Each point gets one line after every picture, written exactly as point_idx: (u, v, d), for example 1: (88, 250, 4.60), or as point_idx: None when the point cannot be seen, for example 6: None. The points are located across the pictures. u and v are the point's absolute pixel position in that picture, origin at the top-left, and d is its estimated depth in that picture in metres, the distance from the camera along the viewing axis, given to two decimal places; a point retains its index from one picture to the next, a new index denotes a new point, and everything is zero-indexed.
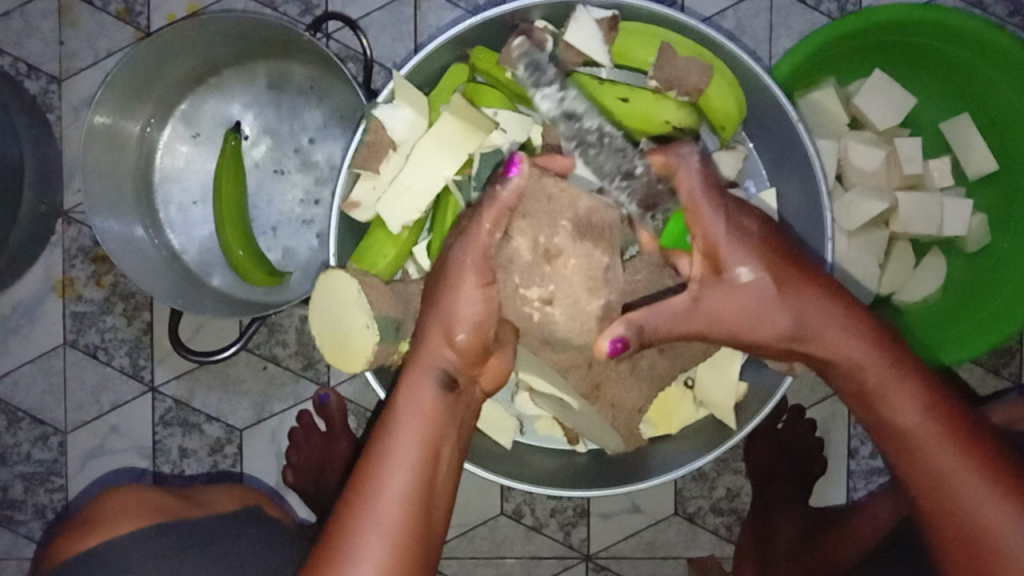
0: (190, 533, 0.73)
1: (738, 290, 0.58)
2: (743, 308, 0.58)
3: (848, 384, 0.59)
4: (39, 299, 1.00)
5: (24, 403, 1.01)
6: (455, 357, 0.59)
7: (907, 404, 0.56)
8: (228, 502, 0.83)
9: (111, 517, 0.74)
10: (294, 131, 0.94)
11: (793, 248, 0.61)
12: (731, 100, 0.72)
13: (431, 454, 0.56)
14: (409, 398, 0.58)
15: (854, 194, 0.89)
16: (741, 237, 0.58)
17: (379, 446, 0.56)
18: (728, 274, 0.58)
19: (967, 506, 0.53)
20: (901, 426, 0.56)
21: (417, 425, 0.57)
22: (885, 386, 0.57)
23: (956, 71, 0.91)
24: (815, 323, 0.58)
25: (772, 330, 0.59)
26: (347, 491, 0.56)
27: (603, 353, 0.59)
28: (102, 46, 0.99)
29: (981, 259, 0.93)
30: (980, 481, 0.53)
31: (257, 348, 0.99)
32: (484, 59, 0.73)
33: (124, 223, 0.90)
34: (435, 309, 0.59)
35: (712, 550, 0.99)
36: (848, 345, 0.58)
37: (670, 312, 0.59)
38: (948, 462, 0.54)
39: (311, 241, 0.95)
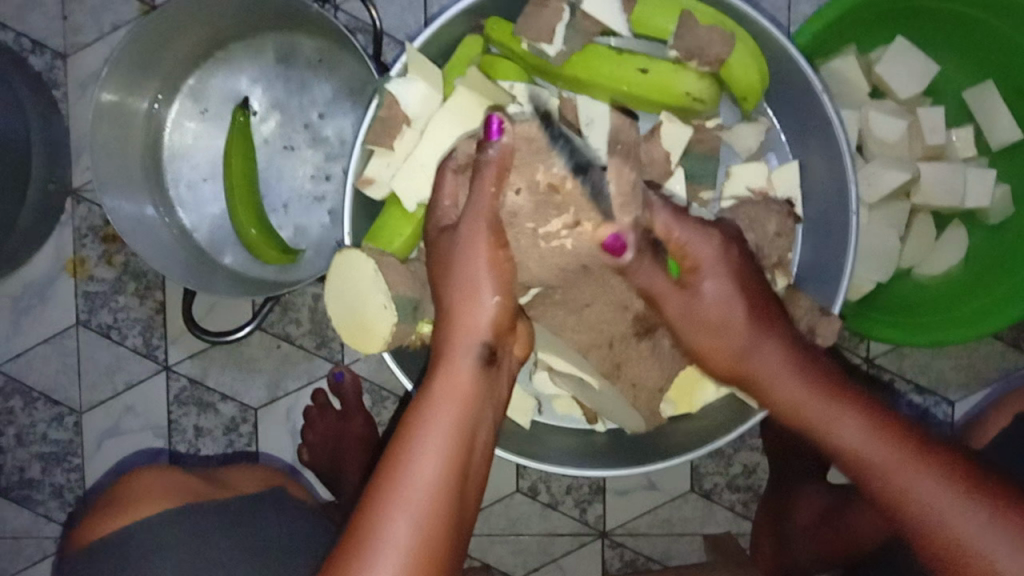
0: (216, 515, 0.73)
1: (702, 303, 0.61)
2: (711, 322, 0.61)
3: (788, 414, 0.60)
4: (51, 278, 1.00)
5: (39, 383, 1.01)
6: (491, 327, 0.59)
7: (846, 426, 0.57)
8: (251, 482, 0.83)
9: (139, 497, 0.74)
10: (304, 105, 0.93)
11: (755, 271, 0.63)
12: (752, 70, 0.70)
13: (467, 431, 0.56)
14: (441, 374, 0.57)
15: (876, 164, 0.87)
16: (712, 253, 0.61)
17: (420, 420, 0.55)
18: (697, 285, 0.61)
19: (934, 514, 0.54)
20: (846, 446, 0.57)
21: (455, 400, 0.56)
22: (824, 412, 0.58)
23: (981, 37, 0.89)
24: (755, 350, 0.61)
25: (727, 347, 0.61)
26: (381, 468, 0.54)
27: (602, 246, 0.61)
28: (107, 21, 0.97)
29: (1003, 233, 0.91)
30: (941, 488, 0.54)
31: (270, 327, 0.98)
32: (498, 29, 0.71)
33: (134, 201, 0.89)
34: (447, 277, 0.60)
35: (729, 527, 0.99)
36: (789, 372, 0.60)
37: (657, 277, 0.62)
38: (903, 475, 0.55)
39: (323, 218, 0.93)
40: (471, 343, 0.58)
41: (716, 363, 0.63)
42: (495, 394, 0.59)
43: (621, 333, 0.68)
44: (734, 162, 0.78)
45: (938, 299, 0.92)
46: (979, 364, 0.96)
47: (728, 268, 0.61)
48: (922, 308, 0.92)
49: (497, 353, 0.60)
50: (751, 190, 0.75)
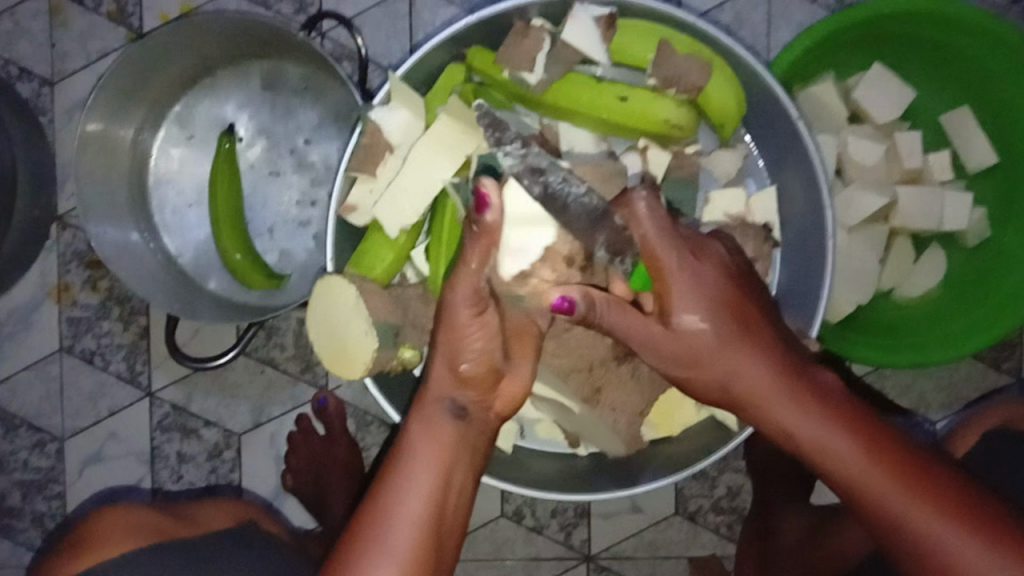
0: (187, 552, 0.73)
1: (678, 331, 0.59)
2: (686, 355, 0.60)
3: (786, 438, 0.59)
4: (36, 303, 0.99)
5: (21, 410, 1.00)
6: (468, 386, 0.60)
7: (847, 453, 0.56)
8: (222, 518, 0.82)
9: (102, 539, 0.73)
10: (290, 132, 0.93)
11: (737, 286, 0.61)
12: (729, 99, 0.71)
13: (444, 486, 0.57)
14: (418, 429, 0.58)
15: (854, 188, 0.88)
16: (680, 266, 0.59)
17: (396, 473, 0.57)
18: (668, 310, 0.59)
19: (930, 543, 0.53)
20: (845, 474, 0.56)
21: (432, 455, 0.57)
22: (822, 439, 0.57)
23: (955, 63, 0.91)
24: (749, 377, 0.59)
25: (708, 375, 0.60)
26: (361, 516, 0.56)
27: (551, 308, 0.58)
28: (94, 48, 0.98)
29: (980, 254, 0.93)
30: (938, 522, 0.53)
31: (254, 352, 0.98)
32: (480, 59, 0.72)
33: (119, 227, 0.89)
34: (443, 339, 0.59)
35: (715, 549, 0.99)
36: (781, 402, 0.58)
37: (622, 313, 0.60)
38: (901, 508, 0.54)
39: (307, 243, 0.94)
40: (445, 402, 0.59)
41: (701, 390, 0.62)
42: (477, 445, 0.60)
43: (601, 358, 0.68)
44: (713, 188, 0.78)
45: (918, 320, 0.93)
46: (959, 384, 0.97)
47: (695, 287, 0.59)
48: (902, 327, 0.93)
49: (478, 410, 0.60)
50: (729, 216, 0.76)
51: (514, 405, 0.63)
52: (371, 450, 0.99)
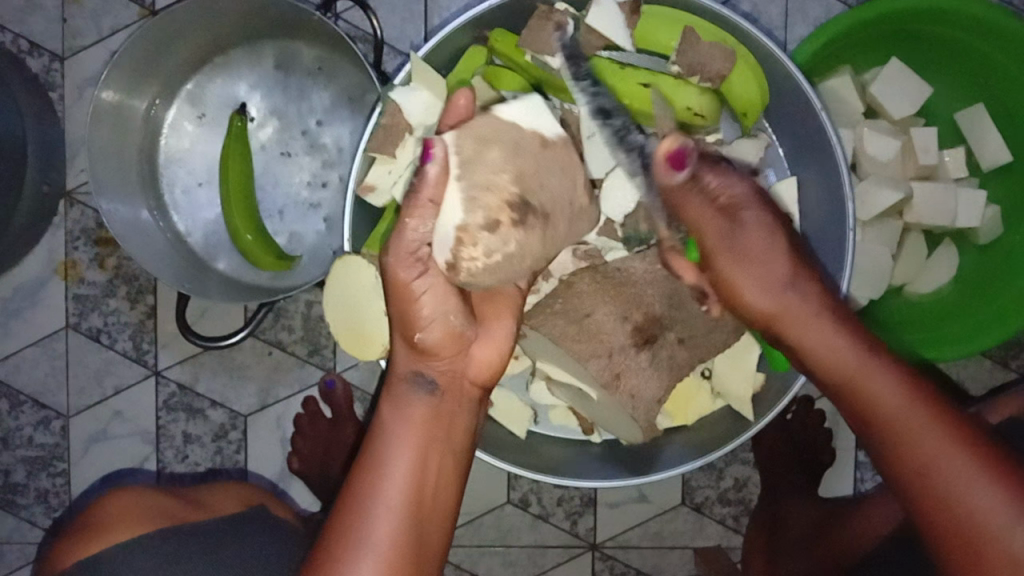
0: (196, 538, 0.72)
1: (751, 246, 0.63)
2: (755, 260, 0.63)
3: (826, 368, 0.61)
4: (42, 281, 0.99)
5: (27, 387, 1.00)
6: (432, 360, 0.63)
7: (887, 381, 0.58)
8: (230, 502, 0.82)
9: (112, 523, 0.73)
10: (302, 113, 0.93)
11: (788, 227, 0.66)
12: (753, 86, 0.71)
13: (421, 461, 0.60)
14: (398, 410, 0.62)
15: (869, 183, 0.87)
16: (751, 198, 0.65)
17: (375, 457, 0.59)
18: (739, 227, 0.64)
19: (951, 481, 0.53)
20: (876, 397, 0.58)
21: (409, 435, 0.60)
22: (864, 368, 0.59)
23: (972, 60, 0.90)
24: (793, 303, 0.63)
25: (769, 297, 0.63)
26: (341, 504, 0.58)
27: (667, 155, 0.63)
28: (106, 24, 0.97)
29: (992, 254, 0.92)
30: (961, 457, 0.54)
31: (262, 333, 0.97)
32: (503, 41, 0.71)
33: (130, 205, 0.89)
34: (399, 313, 0.62)
35: (719, 540, 0.99)
36: (829, 323, 0.62)
37: (697, 200, 0.64)
38: (929, 441, 0.55)
39: (318, 225, 0.93)
40: (414, 378, 0.62)
41: (749, 312, 0.66)
42: (455, 416, 0.64)
43: (620, 344, 0.69)
44: None
45: (928, 317, 0.93)
46: (967, 381, 0.97)
47: (767, 211, 0.65)
48: (915, 325, 0.92)
49: (444, 386, 0.63)
50: None
51: (489, 368, 0.66)
52: None
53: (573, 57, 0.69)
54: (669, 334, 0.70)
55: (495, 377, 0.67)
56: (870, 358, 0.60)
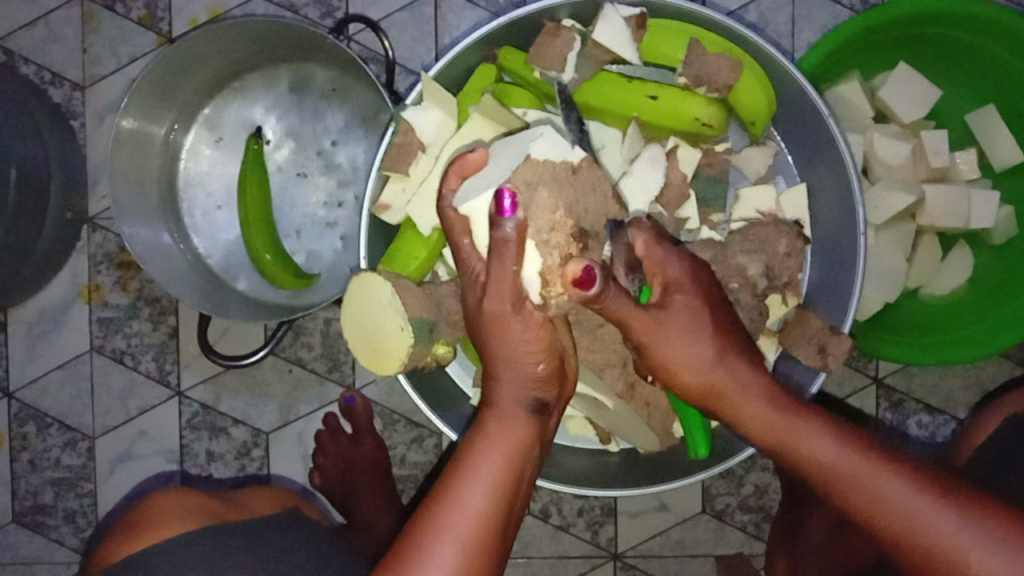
0: (238, 535, 0.73)
1: (679, 320, 0.59)
2: (672, 333, 0.59)
3: (758, 432, 0.59)
4: (67, 304, 1.01)
5: (53, 409, 1.01)
6: (542, 380, 0.60)
7: (820, 439, 0.56)
8: (269, 506, 0.83)
9: (159, 520, 0.74)
10: (317, 134, 0.94)
11: (717, 294, 0.62)
12: (760, 95, 0.72)
13: (512, 476, 0.55)
14: (494, 425, 0.57)
15: (881, 187, 0.88)
16: (690, 275, 0.62)
17: (467, 455, 0.55)
18: (667, 304, 0.60)
19: (909, 514, 0.52)
20: (812, 456, 0.56)
21: (510, 443, 0.56)
22: (793, 429, 0.57)
23: (981, 62, 0.90)
24: (720, 371, 0.59)
25: (688, 358, 0.59)
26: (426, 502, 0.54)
27: (574, 280, 0.55)
28: (124, 52, 0.99)
29: (1006, 253, 0.92)
30: (913, 491, 0.52)
31: (283, 351, 0.99)
32: (512, 58, 0.73)
33: (151, 228, 0.90)
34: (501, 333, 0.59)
35: (741, 548, 0.99)
36: (756, 399, 0.59)
37: (621, 304, 0.58)
38: (876, 481, 0.54)
39: (335, 243, 0.94)
40: (521, 395, 0.59)
41: (679, 385, 0.62)
42: (540, 441, 0.59)
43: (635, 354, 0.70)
44: (743, 185, 0.80)
45: (944, 318, 0.93)
46: (986, 382, 0.97)
47: (699, 288, 0.61)
48: (930, 327, 0.92)
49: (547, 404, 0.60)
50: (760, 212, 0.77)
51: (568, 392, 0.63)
52: (397, 447, 1.00)
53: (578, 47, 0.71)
54: None
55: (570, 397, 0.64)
56: (796, 416, 0.58)
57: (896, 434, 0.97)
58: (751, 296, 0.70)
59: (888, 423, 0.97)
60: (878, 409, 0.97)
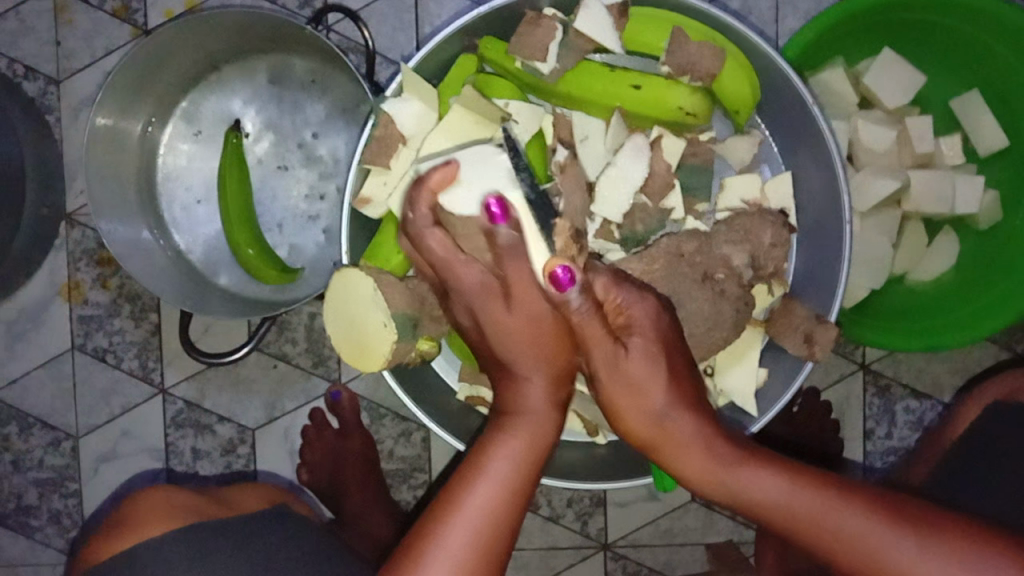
0: (223, 535, 0.72)
1: (630, 367, 0.57)
2: (623, 378, 0.58)
3: (706, 483, 0.57)
4: (46, 302, 0.99)
5: (35, 408, 1.00)
6: (556, 369, 0.61)
7: (767, 483, 0.55)
8: (254, 501, 0.82)
9: (142, 519, 0.73)
10: (297, 125, 0.93)
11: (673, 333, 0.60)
12: (744, 83, 0.71)
13: (528, 467, 0.57)
14: (506, 418, 0.59)
15: (866, 173, 0.87)
16: (655, 312, 0.60)
17: (478, 451, 0.58)
18: (625, 347, 0.58)
19: (864, 545, 0.52)
20: (764, 502, 0.55)
21: (518, 436, 0.58)
22: (740, 477, 0.56)
23: (965, 46, 0.90)
24: (666, 422, 0.57)
25: (642, 404, 0.58)
26: (435, 503, 0.57)
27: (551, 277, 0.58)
28: (100, 45, 0.98)
29: (992, 237, 0.92)
30: (869, 522, 0.53)
31: (266, 347, 0.98)
32: (492, 47, 0.72)
33: (131, 225, 0.89)
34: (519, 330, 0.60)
35: (730, 536, 0.99)
36: (698, 450, 0.57)
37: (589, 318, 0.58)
38: (830, 519, 0.53)
39: (318, 236, 0.93)
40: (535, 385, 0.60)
41: (630, 428, 0.59)
42: (561, 432, 0.61)
43: None
44: (727, 174, 0.79)
45: (931, 304, 0.93)
46: (973, 367, 0.97)
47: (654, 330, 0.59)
48: (915, 314, 0.92)
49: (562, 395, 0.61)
50: (745, 201, 0.76)
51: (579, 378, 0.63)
52: (385, 441, 0.99)
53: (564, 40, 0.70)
54: None
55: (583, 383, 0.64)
56: (743, 462, 0.56)
57: (884, 419, 0.98)
58: (738, 286, 0.69)
59: (875, 409, 0.98)
60: (865, 394, 0.97)
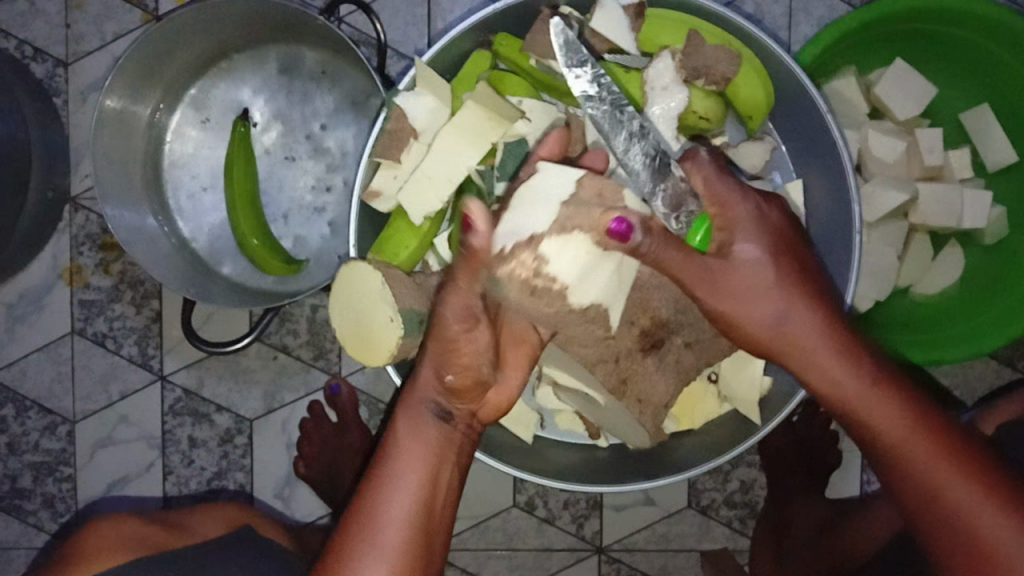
0: (175, 563, 0.71)
1: (741, 270, 0.61)
2: (744, 289, 0.61)
3: (827, 391, 0.60)
4: (47, 286, 0.99)
5: (32, 392, 1.00)
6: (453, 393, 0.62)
7: (887, 411, 0.58)
8: (213, 526, 0.82)
9: (92, 551, 0.73)
10: (306, 116, 0.93)
11: (798, 238, 0.64)
12: (758, 88, 0.70)
13: (429, 489, 0.60)
14: (408, 436, 0.61)
15: (875, 183, 0.87)
16: (748, 219, 0.61)
17: (385, 473, 0.60)
18: (733, 250, 0.61)
19: (959, 502, 0.54)
20: (880, 426, 0.58)
21: (419, 457, 0.60)
22: (865, 398, 0.58)
23: (978, 59, 0.90)
24: (797, 326, 0.61)
25: (765, 312, 0.61)
26: (345, 527, 0.59)
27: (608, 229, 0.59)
28: (110, 29, 0.97)
29: (997, 252, 0.92)
30: (970, 482, 0.54)
31: (268, 337, 0.97)
32: (507, 44, 0.71)
33: (136, 211, 0.89)
34: (435, 349, 0.61)
35: (726, 543, 0.99)
36: (831, 357, 0.60)
37: (669, 252, 0.59)
38: (936, 465, 0.55)
39: (323, 229, 0.93)
40: (434, 405, 0.62)
41: (746, 333, 0.64)
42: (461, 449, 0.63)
43: (628, 349, 0.68)
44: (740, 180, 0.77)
45: (935, 318, 0.92)
46: (975, 382, 0.97)
47: (763, 232, 0.61)
48: (918, 327, 0.92)
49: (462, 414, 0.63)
50: None
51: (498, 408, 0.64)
52: None
53: (570, 41, 0.64)
54: (676, 338, 0.70)
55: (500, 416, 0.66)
56: (871, 385, 0.58)
57: None
58: None
59: None
60: None
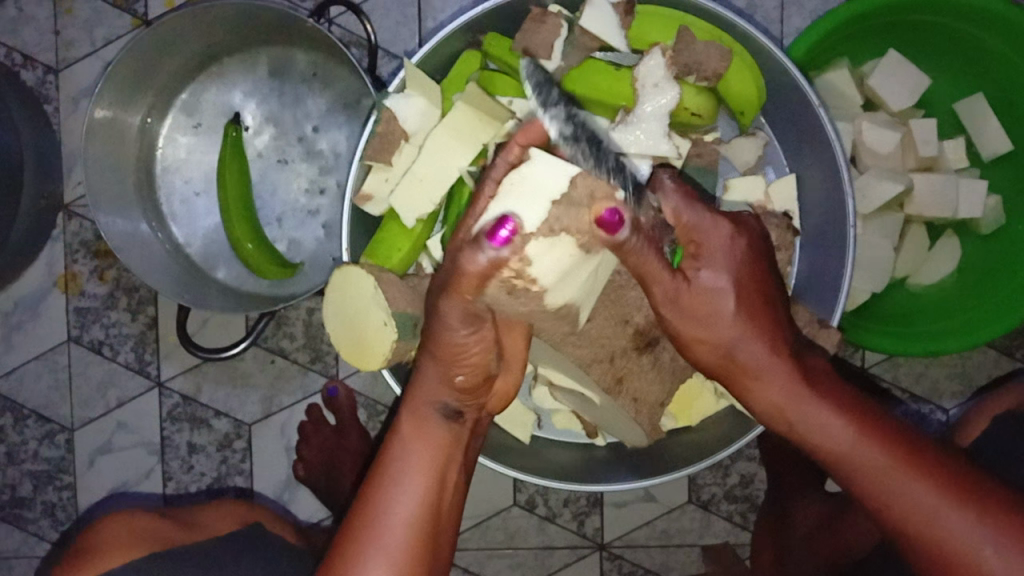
0: (184, 560, 0.71)
1: (696, 296, 0.59)
2: (698, 315, 0.60)
3: (778, 413, 0.60)
4: (43, 293, 0.99)
5: (30, 400, 1.00)
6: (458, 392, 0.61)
7: (837, 428, 0.57)
8: (226, 522, 0.81)
9: (102, 547, 0.72)
10: (297, 119, 0.92)
11: (758, 261, 0.62)
12: (749, 82, 0.71)
13: (439, 488, 0.59)
14: (412, 435, 0.61)
15: (870, 175, 0.87)
16: (720, 242, 0.60)
17: (389, 472, 0.59)
18: (694, 277, 0.59)
19: (920, 511, 0.54)
20: (833, 443, 0.57)
21: (423, 456, 0.60)
22: (812, 416, 0.58)
23: (971, 49, 0.89)
24: (746, 353, 0.60)
25: (715, 339, 0.60)
26: (348, 529, 0.58)
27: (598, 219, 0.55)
28: (99, 35, 0.97)
29: (993, 242, 0.92)
30: (930, 490, 0.54)
31: (265, 341, 0.97)
32: (495, 44, 0.71)
33: (129, 218, 0.88)
34: (440, 353, 0.59)
35: (727, 537, 0.99)
36: (779, 381, 0.59)
37: (649, 255, 0.57)
38: (892, 478, 0.55)
39: (317, 232, 0.93)
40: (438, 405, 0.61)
41: (699, 353, 0.62)
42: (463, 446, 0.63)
43: (622, 347, 0.68)
44: (732, 176, 0.78)
45: (932, 309, 0.92)
46: (973, 372, 0.97)
47: (731, 262, 0.60)
48: (915, 318, 0.92)
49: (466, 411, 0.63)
50: (749, 203, 0.75)
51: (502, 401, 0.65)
52: None
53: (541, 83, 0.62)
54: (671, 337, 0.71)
55: (503, 406, 0.66)
56: (821, 404, 0.58)
57: None
58: None
59: None
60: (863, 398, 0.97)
